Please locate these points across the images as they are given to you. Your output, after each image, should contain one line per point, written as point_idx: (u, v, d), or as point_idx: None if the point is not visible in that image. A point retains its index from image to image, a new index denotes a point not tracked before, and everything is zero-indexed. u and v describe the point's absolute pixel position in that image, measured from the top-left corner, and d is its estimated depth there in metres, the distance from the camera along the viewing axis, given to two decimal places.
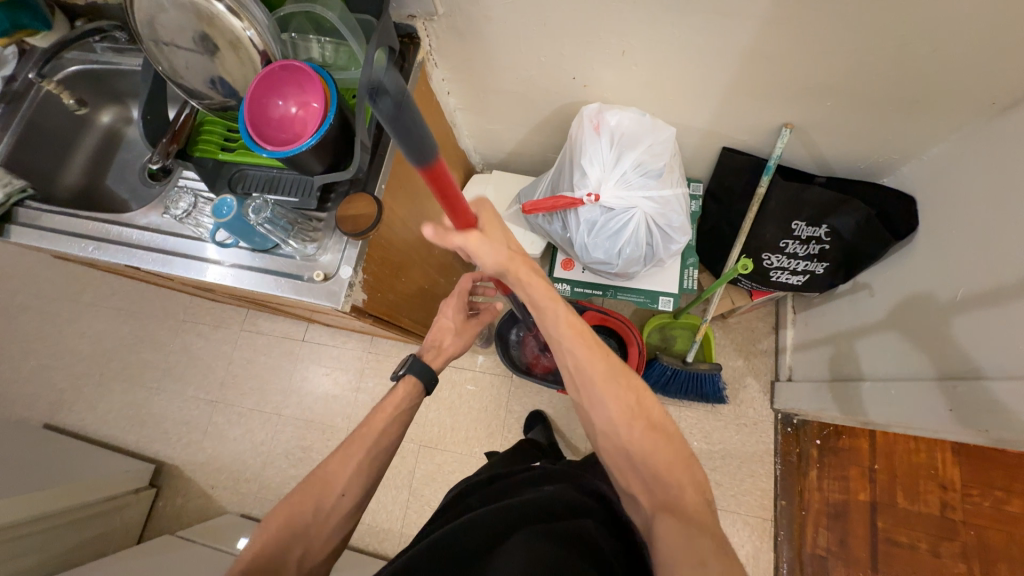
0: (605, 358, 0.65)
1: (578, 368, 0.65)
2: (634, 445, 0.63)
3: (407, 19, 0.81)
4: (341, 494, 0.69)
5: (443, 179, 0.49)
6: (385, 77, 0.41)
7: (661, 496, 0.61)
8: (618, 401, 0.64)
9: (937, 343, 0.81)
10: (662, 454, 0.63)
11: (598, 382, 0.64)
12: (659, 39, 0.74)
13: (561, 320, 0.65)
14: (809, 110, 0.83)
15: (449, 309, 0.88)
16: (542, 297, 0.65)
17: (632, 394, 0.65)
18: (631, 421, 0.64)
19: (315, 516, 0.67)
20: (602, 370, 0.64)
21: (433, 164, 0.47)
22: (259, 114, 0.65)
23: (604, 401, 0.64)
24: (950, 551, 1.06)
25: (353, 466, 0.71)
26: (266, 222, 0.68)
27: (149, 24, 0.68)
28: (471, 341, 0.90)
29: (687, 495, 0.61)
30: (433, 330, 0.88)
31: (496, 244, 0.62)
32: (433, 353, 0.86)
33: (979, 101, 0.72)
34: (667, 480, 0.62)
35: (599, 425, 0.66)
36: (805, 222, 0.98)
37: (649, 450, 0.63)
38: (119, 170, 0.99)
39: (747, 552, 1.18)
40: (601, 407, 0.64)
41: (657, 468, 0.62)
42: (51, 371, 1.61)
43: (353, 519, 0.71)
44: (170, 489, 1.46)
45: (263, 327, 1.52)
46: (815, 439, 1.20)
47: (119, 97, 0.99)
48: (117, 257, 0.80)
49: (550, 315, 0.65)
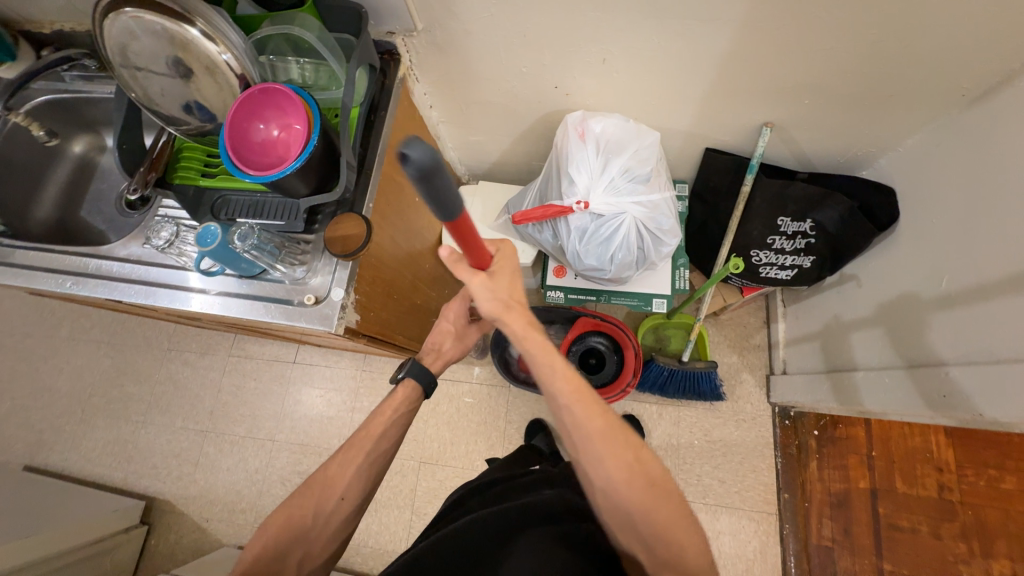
0: (603, 415, 0.58)
1: (574, 423, 0.58)
2: (634, 505, 0.57)
3: (386, 36, 0.80)
4: (341, 498, 0.66)
5: (465, 226, 0.49)
6: (415, 143, 0.35)
7: (663, 554, 0.58)
8: (618, 460, 0.57)
9: (926, 331, 0.83)
10: (664, 514, 0.57)
11: (594, 439, 0.57)
12: (639, 45, 0.75)
13: (558, 374, 0.58)
14: (788, 109, 0.85)
15: (452, 312, 0.84)
16: (539, 351, 0.58)
17: (632, 450, 0.58)
18: (632, 480, 0.57)
19: (316, 520, 0.65)
20: (598, 425, 0.57)
21: (456, 219, 0.46)
22: (241, 139, 0.64)
23: (600, 459, 0.57)
24: (950, 533, 1.06)
25: (353, 471, 0.68)
26: (252, 248, 0.67)
27: (121, 51, 0.65)
28: (470, 346, 0.86)
29: (687, 551, 0.59)
30: (433, 332, 0.84)
31: (498, 289, 0.59)
32: (432, 357, 0.82)
33: (951, 92, 0.75)
34: (668, 537, 0.58)
35: (597, 483, 0.58)
36: (790, 218, 1.00)
37: (652, 508, 0.57)
38: (94, 201, 0.95)
39: (754, 547, 1.19)
40: (598, 466, 0.57)
41: (659, 525, 0.57)
42: (30, 411, 1.55)
43: (353, 521, 0.69)
44: (162, 526, 1.40)
45: (252, 352, 1.49)
46: (812, 429, 1.21)
47: (91, 125, 0.95)
48: (97, 291, 0.77)
49: (544, 366, 0.58)
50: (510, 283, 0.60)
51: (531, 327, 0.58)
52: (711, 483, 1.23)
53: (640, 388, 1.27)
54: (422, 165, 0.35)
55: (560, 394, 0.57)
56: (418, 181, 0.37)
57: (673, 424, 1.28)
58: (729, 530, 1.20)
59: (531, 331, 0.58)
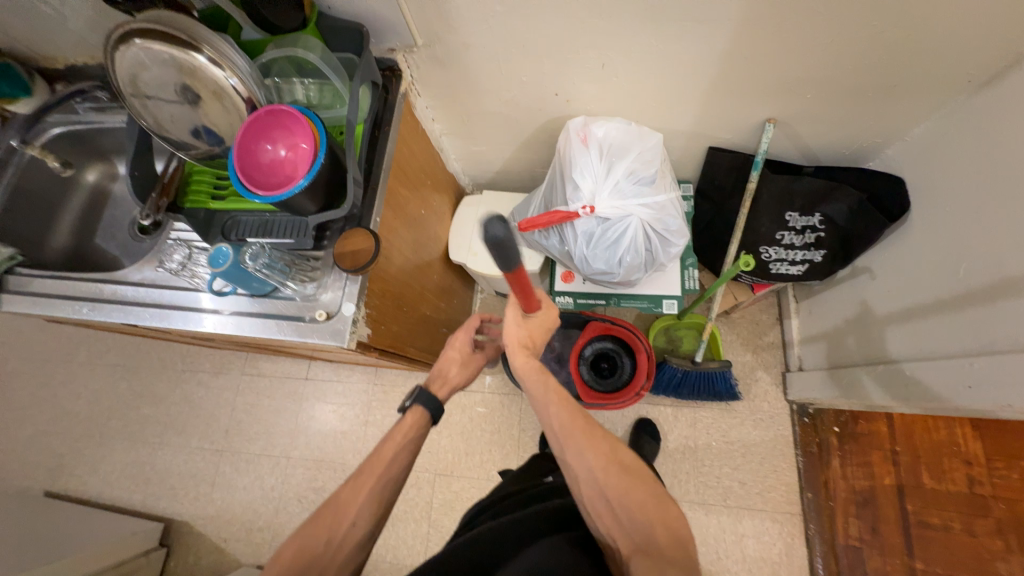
0: (584, 416, 0.67)
1: (559, 423, 0.65)
2: (610, 486, 0.60)
3: (387, 53, 0.81)
4: (353, 523, 0.66)
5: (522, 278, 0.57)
6: (495, 224, 0.45)
7: (639, 538, 0.56)
8: (594, 448, 0.63)
9: (946, 320, 0.81)
10: (638, 496, 0.59)
11: (574, 432, 0.64)
12: (637, 49, 0.75)
13: (547, 384, 0.69)
14: (790, 104, 0.84)
15: (458, 340, 0.88)
16: (531, 370, 0.70)
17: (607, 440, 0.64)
18: (608, 467, 0.62)
19: (327, 547, 0.64)
20: (579, 422, 0.65)
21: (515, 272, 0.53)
22: (249, 160, 0.65)
23: (580, 449, 0.63)
24: (985, 529, 1.00)
25: (364, 495, 0.68)
26: (263, 267, 0.68)
27: (132, 82, 0.67)
28: (475, 373, 0.89)
29: (660, 536, 0.56)
30: (440, 359, 0.87)
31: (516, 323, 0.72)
32: (439, 384, 0.83)
33: (955, 79, 0.74)
34: (645, 519, 0.58)
35: (578, 475, 0.62)
36: (798, 212, 0.99)
37: (627, 490, 0.60)
38: (107, 228, 0.97)
39: (780, 550, 1.17)
40: (578, 456, 0.62)
41: (635, 507, 0.58)
42: (49, 436, 1.57)
43: (364, 550, 0.68)
44: (181, 547, 1.41)
45: (265, 369, 1.50)
46: (832, 427, 1.19)
47: (103, 154, 0.98)
48: (112, 316, 0.78)
49: (535, 378, 0.69)
50: (538, 326, 0.72)
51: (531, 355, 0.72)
52: (732, 485, 1.21)
53: (654, 391, 1.26)
54: (497, 237, 0.46)
55: (548, 398, 0.68)
56: (491, 247, 0.47)
57: (689, 426, 1.26)
58: (753, 532, 1.19)
59: (532, 358, 0.71)
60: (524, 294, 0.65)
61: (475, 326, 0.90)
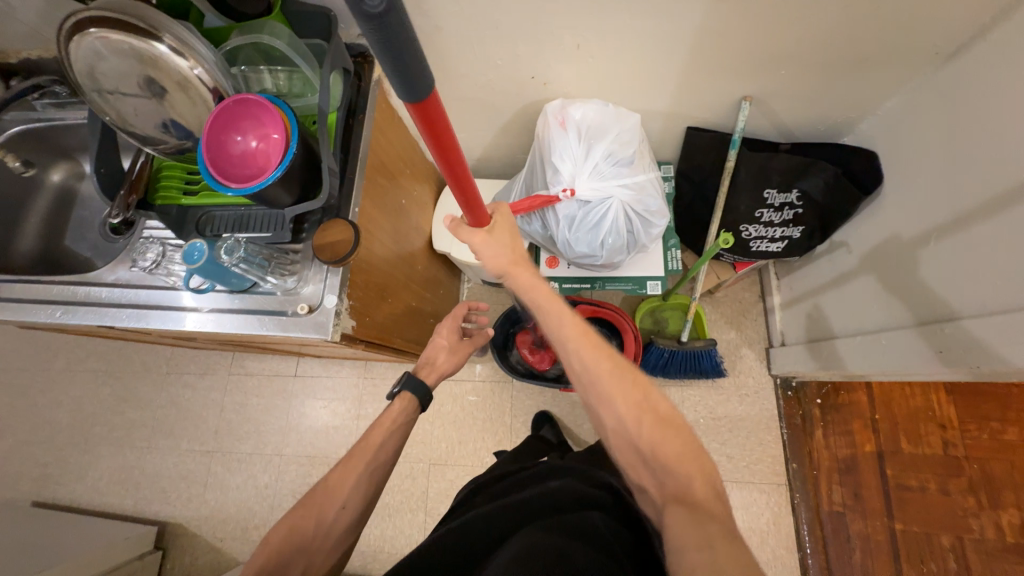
0: (610, 356, 0.63)
1: (582, 365, 0.63)
2: (641, 437, 0.59)
3: (357, 39, 0.80)
4: (343, 506, 0.66)
5: (435, 114, 0.46)
6: None
7: (672, 488, 0.56)
8: (624, 394, 0.61)
9: (921, 289, 0.83)
10: (671, 445, 0.58)
11: (601, 377, 0.62)
12: (613, 29, 0.75)
13: (564, 319, 0.65)
14: (766, 81, 0.85)
15: (445, 328, 0.89)
16: (544, 298, 0.67)
17: (637, 385, 0.62)
18: (638, 415, 0.60)
19: (317, 530, 0.64)
20: (605, 365, 0.62)
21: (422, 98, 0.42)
22: (219, 153, 0.63)
23: (608, 394, 0.61)
24: (958, 488, 1.07)
25: (353, 480, 0.68)
26: (241, 262, 0.66)
27: (89, 74, 0.64)
28: (465, 359, 0.90)
29: (696, 487, 0.56)
30: (428, 347, 0.88)
31: (499, 246, 0.71)
32: (427, 370, 0.85)
33: (924, 52, 0.75)
34: (678, 471, 0.57)
35: (607, 421, 0.62)
36: (776, 189, 1.01)
37: (659, 442, 0.59)
38: (76, 228, 0.94)
39: (767, 518, 1.20)
40: (607, 403, 0.61)
41: (669, 460, 0.58)
42: (32, 447, 1.54)
43: (356, 530, 0.68)
44: (177, 549, 1.40)
45: (252, 368, 1.48)
46: (815, 399, 1.22)
47: (66, 152, 0.94)
48: (88, 318, 0.77)
49: (553, 316, 0.66)
50: (513, 243, 0.72)
51: (533, 274, 0.70)
52: (720, 460, 1.24)
53: (642, 372, 1.28)
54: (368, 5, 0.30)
55: (568, 338, 0.64)
56: (366, 28, 0.32)
57: (678, 404, 1.29)
58: (742, 503, 1.21)
59: (530, 280, 0.69)
60: (458, 181, 0.59)
61: (463, 314, 0.92)
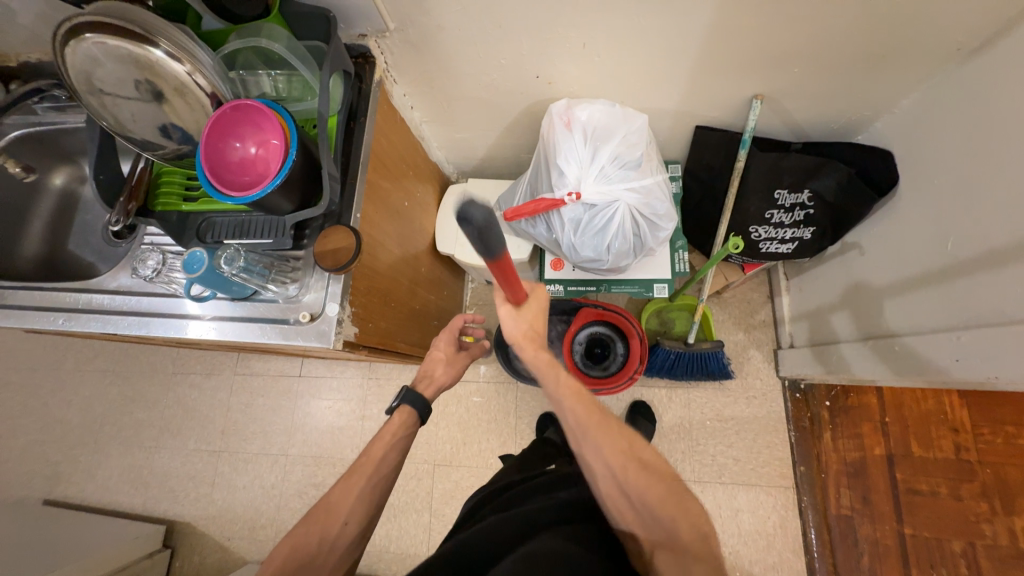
0: (599, 409, 0.63)
1: (576, 422, 0.62)
2: (630, 487, 0.58)
3: (358, 39, 0.78)
4: (345, 521, 0.66)
5: (506, 266, 0.56)
6: (472, 207, 0.47)
7: (659, 532, 0.57)
8: (613, 446, 0.60)
9: (935, 294, 0.81)
10: (659, 492, 0.58)
11: (591, 429, 0.61)
12: (619, 28, 0.72)
13: (559, 378, 0.64)
14: (777, 79, 0.82)
15: (441, 341, 0.88)
16: (545, 364, 0.64)
17: (625, 437, 0.62)
18: (626, 465, 0.59)
19: (321, 547, 0.63)
20: (595, 419, 0.62)
21: (500, 259, 0.54)
22: (217, 159, 0.62)
23: (598, 446, 0.60)
24: (970, 492, 1.05)
25: (356, 494, 0.68)
26: (242, 271, 0.65)
27: (86, 80, 0.63)
28: (461, 372, 0.89)
29: (683, 531, 0.57)
30: (425, 361, 0.87)
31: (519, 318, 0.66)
32: (425, 383, 0.83)
33: (943, 48, 0.73)
34: (665, 517, 0.57)
35: (598, 474, 0.61)
36: (787, 190, 0.99)
37: (647, 488, 0.58)
38: (80, 233, 0.93)
39: (774, 522, 1.18)
40: (597, 454, 0.60)
41: (654, 505, 0.58)
42: (43, 445, 1.56)
43: (359, 546, 0.68)
44: (185, 548, 1.41)
45: (258, 368, 1.49)
46: (823, 401, 1.20)
47: (69, 156, 0.94)
48: (90, 326, 0.76)
49: (547, 373, 0.64)
50: (536, 317, 0.67)
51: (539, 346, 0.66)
52: (726, 463, 1.23)
53: (648, 374, 1.26)
54: (477, 223, 0.47)
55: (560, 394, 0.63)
56: (473, 236, 0.48)
57: (684, 406, 1.28)
58: (748, 507, 1.20)
59: (540, 350, 0.65)
60: (509, 284, 0.61)
61: (459, 326, 0.90)
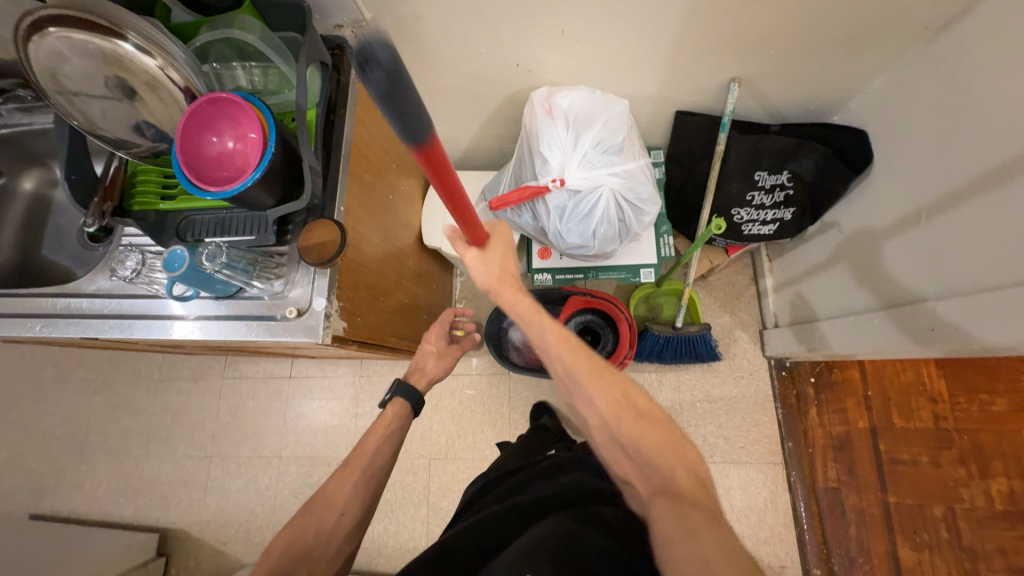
0: (590, 359, 0.64)
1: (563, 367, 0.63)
2: (623, 433, 0.59)
3: (333, 30, 0.77)
4: (341, 512, 0.66)
5: (439, 157, 0.49)
6: (372, 42, 0.37)
7: (657, 480, 0.56)
8: (605, 393, 0.61)
9: (913, 267, 0.83)
10: (652, 437, 0.57)
11: (581, 376, 0.62)
12: (595, 14, 0.73)
13: (546, 327, 0.65)
14: (754, 62, 0.84)
15: (433, 334, 0.89)
16: (529, 312, 0.66)
17: (617, 385, 0.62)
18: (620, 413, 0.60)
19: (317, 538, 0.64)
20: (584, 364, 0.63)
21: (426, 144, 0.46)
22: (195, 155, 0.61)
23: (590, 395, 0.61)
24: (948, 459, 1.07)
25: (350, 486, 0.68)
26: (225, 268, 0.64)
27: (51, 77, 0.61)
28: (453, 364, 0.90)
29: (681, 477, 0.56)
30: (417, 354, 0.88)
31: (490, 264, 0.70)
32: (417, 376, 0.84)
33: (912, 26, 0.74)
34: (656, 461, 0.57)
35: (590, 419, 0.62)
36: (767, 171, 1.00)
37: (641, 436, 0.58)
38: (53, 237, 0.89)
39: (765, 498, 1.22)
40: (587, 401, 0.62)
41: (649, 452, 0.57)
42: (26, 457, 1.52)
43: (357, 537, 0.68)
44: (180, 555, 1.39)
45: (246, 371, 1.47)
46: (809, 378, 1.24)
47: (36, 158, 0.91)
48: (71, 331, 0.74)
49: (533, 321, 0.66)
50: (503, 258, 0.70)
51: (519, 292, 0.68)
52: (717, 442, 1.26)
53: (639, 359, 1.28)
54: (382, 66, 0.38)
55: (548, 343, 0.65)
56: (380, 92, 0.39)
57: (675, 389, 1.30)
58: (739, 483, 1.23)
59: (519, 294, 0.67)
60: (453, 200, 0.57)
61: (448, 319, 0.92)
